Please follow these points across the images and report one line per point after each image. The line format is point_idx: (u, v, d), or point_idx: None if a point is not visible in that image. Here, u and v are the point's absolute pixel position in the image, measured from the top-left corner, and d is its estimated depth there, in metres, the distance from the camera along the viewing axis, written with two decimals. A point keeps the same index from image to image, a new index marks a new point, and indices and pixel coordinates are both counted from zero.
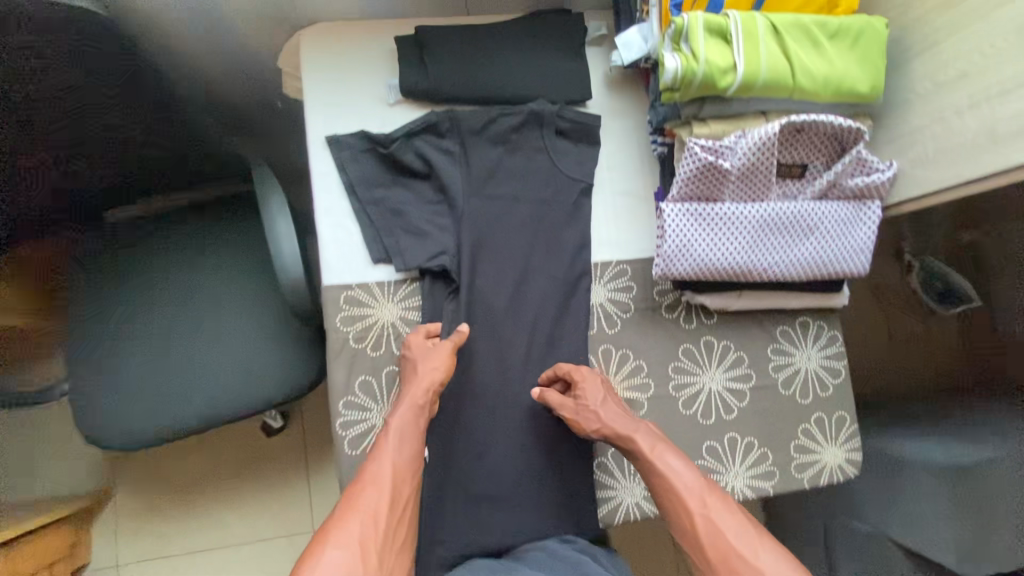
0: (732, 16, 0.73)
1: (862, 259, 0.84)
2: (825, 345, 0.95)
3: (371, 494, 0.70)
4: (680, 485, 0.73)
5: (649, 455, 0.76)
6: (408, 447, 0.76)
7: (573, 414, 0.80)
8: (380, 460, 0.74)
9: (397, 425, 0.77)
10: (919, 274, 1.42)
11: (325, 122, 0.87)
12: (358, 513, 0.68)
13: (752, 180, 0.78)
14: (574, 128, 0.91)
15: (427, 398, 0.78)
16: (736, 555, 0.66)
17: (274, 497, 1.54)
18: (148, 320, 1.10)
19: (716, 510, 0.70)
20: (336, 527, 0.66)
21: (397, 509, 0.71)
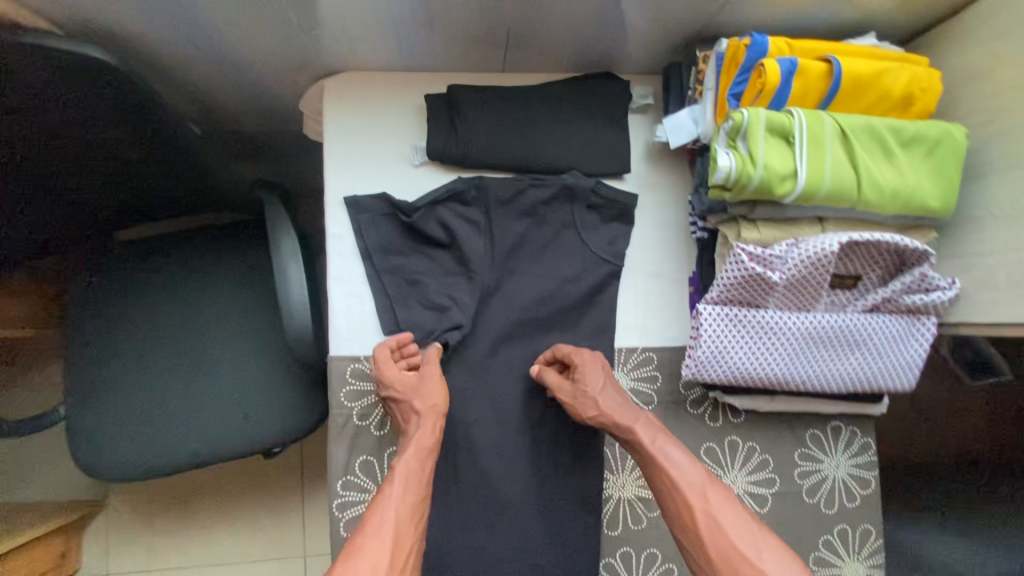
0: (798, 117, 0.66)
1: (910, 375, 0.78)
2: (856, 452, 0.89)
3: (373, 548, 0.60)
4: (680, 478, 0.66)
5: (649, 448, 0.70)
6: (412, 493, 0.68)
7: (570, 398, 0.77)
8: (382, 509, 0.64)
9: (401, 468, 0.69)
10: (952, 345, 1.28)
11: (345, 181, 0.83)
12: (359, 570, 0.58)
13: (801, 291, 0.71)
14: (607, 204, 0.85)
15: (430, 437, 0.73)
16: (738, 556, 0.60)
17: (270, 523, 1.48)
18: (148, 352, 1.05)
19: (717, 505, 0.64)
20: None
21: (402, 562, 0.61)
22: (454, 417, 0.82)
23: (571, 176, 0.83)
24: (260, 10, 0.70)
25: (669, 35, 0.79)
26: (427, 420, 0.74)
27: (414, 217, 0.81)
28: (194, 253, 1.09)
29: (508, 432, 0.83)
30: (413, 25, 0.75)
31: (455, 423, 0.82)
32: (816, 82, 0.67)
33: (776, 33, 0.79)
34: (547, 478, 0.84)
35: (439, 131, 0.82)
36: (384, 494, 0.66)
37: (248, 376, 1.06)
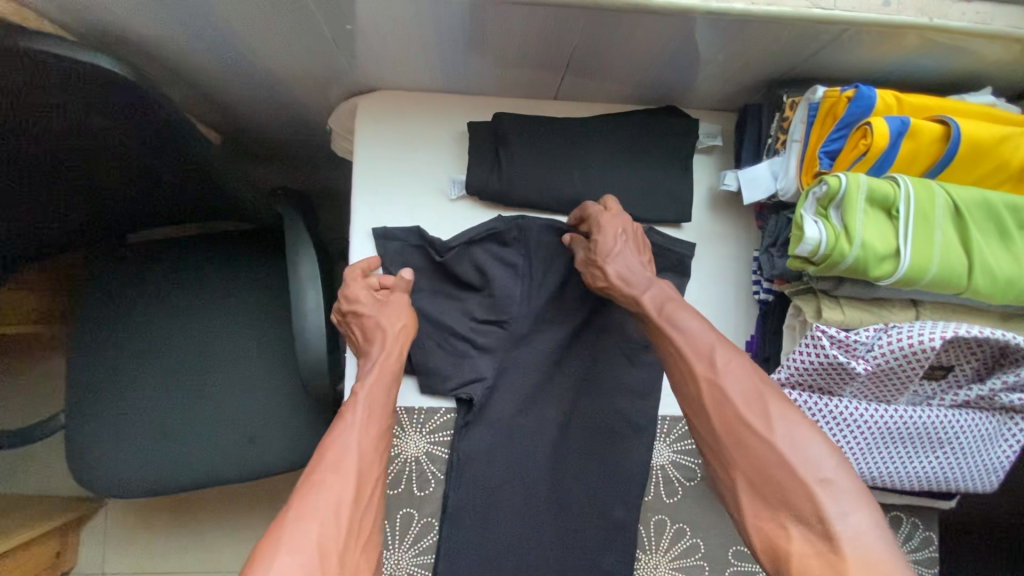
0: (905, 188, 0.57)
1: (992, 478, 0.69)
2: (916, 547, 0.80)
3: (334, 482, 0.56)
4: (686, 347, 0.59)
5: (657, 317, 0.63)
6: (375, 424, 0.63)
7: (584, 265, 0.70)
8: (344, 439, 0.60)
9: (365, 393, 0.64)
10: None
11: (374, 211, 0.75)
12: (318, 504, 0.54)
13: (883, 382, 0.63)
14: (660, 256, 0.76)
15: (391, 365, 0.67)
16: (744, 425, 0.53)
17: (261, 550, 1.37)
18: (153, 369, 0.99)
19: (722, 370, 0.57)
20: (290, 522, 0.52)
21: (364, 496, 0.58)
22: (476, 480, 0.74)
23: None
24: (293, 22, 0.61)
25: (749, 72, 0.70)
26: (394, 343, 0.69)
27: (446, 256, 0.73)
28: (210, 267, 1.03)
29: (533, 499, 0.76)
30: (464, 45, 0.66)
31: (477, 486, 0.75)
32: (928, 146, 0.58)
33: (872, 79, 0.69)
34: (572, 552, 0.76)
35: (482, 162, 0.74)
36: (345, 424, 0.62)
37: (255, 399, 1.00)
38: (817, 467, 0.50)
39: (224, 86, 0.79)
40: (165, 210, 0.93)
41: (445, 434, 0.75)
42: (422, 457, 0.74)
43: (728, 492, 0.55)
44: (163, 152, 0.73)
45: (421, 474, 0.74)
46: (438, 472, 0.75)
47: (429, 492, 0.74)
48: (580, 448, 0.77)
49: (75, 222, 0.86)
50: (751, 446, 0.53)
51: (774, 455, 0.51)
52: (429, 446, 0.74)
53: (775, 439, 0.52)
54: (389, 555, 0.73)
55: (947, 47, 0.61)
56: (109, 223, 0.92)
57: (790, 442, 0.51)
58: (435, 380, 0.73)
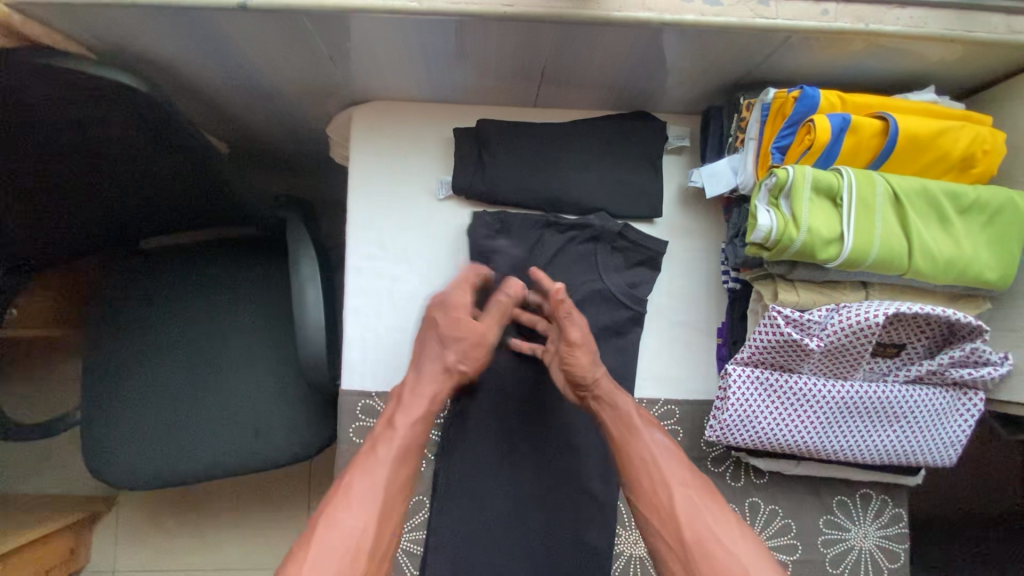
0: (848, 178, 0.62)
1: (951, 452, 0.73)
2: (886, 524, 0.84)
3: (360, 509, 0.60)
4: (662, 462, 0.67)
5: (632, 425, 0.71)
6: (416, 443, 0.68)
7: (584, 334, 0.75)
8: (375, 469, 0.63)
9: (402, 428, 0.67)
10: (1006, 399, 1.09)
11: (367, 211, 0.81)
12: (340, 533, 0.58)
13: (838, 359, 0.68)
14: (633, 249, 0.81)
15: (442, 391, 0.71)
16: (712, 538, 0.61)
17: (261, 546, 1.40)
18: (163, 366, 1.05)
19: (689, 488, 0.66)
20: (317, 546, 0.57)
21: (387, 529, 0.61)
22: (464, 460, 0.79)
23: (598, 218, 0.80)
24: (291, 42, 0.68)
25: (710, 77, 0.75)
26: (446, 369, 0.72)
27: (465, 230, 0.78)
28: (218, 269, 1.09)
29: (519, 480, 0.80)
30: (445, 57, 0.72)
31: (465, 465, 0.79)
32: (869, 139, 0.64)
33: (824, 80, 0.75)
34: (556, 529, 0.80)
35: (466, 165, 0.80)
36: (383, 445, 0.65)
37: (260, 393, 1.06)
38: None
39: (229, 98, 0.86)
40: (173, 217, 1.00)
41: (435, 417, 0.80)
42: None
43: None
44: (171, 163, 0.80)
45: None
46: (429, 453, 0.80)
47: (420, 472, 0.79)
48: (562, 430, 0.82)
49: (92, 228, 0.92)
50: (719, 559, 0.60)
51: (737, 567, 0.59)
52: None
53: (738, 552, 0.60)
54: None
55: (887, 49, 0.66)
56: (124, 229, 0.98)
57: (750, 554, 0.60)
58: None
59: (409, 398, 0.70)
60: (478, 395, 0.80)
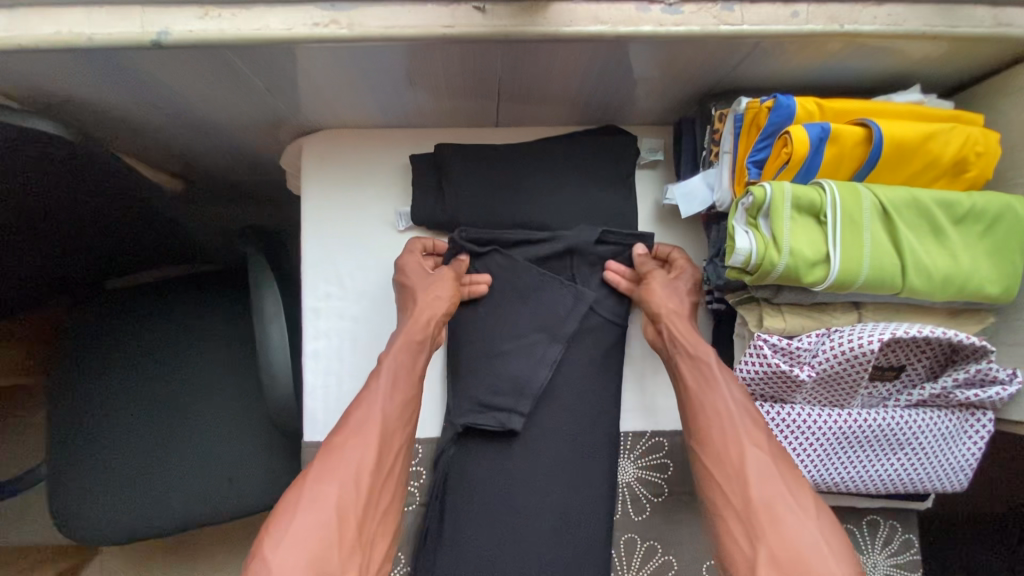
0: (830, 192, 0.57)
1: (962, 476, 0.68)
2: (897, 552, 0.78)
3: (354, 448, 0.59)
4: (732, 411, 0.61)
5: (704, 369, 0.64)
6: (402, 388, 0.64)
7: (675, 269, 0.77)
8: (367, 406, 0.62)
9: (387, 365, 0.65)
10: None
11: (323, 248, 0.76)
12: (337, 469, 0.57)
13: (832, 387, 0.62)
14: (611, 256, 0.77)
15: (430, 336, 0.68)
16: (782, 503, 0.55)
17: None
18: (125, 417, 0.99)
19: (763, 451, 0.58)
20: (312, 483, 0.57)
21: (382, 479, 0.60)
22: (439, 511, 0.74)
23: (570, 239, 0.75)
24: (222, 75, 0.63)
25: (680, 86, 0.70)
26: (425, 315, 0.68)
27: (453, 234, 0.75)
28: (182, 312, 1.04)
29: None
30: (393, 82, 0.67)
31: (441, 516, 0.74)
32: (852, 149, 0.59)
33: (801, 84, 0.70)
34: None
35: (426, 194, 0.75)
36: (369, 393, 0.63)
37: (232, 438, 1.00)
38: (841, 556, 0.52)
39: (170, 135, 0.80)
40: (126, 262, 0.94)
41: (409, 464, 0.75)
42: None
43: (742, 563, 0.55)
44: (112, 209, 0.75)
45: None
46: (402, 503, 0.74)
47: None
48: None
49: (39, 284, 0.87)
50: (788, 525, 0.54)
51: (807, 535, 0.53)
52: None
53: (806, 520, 0.54)
54: None
55: (867, 50, 0.61)
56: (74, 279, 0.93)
57: (817, 520, 0.54)
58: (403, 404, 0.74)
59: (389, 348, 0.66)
60: (453, 438, 0.74)
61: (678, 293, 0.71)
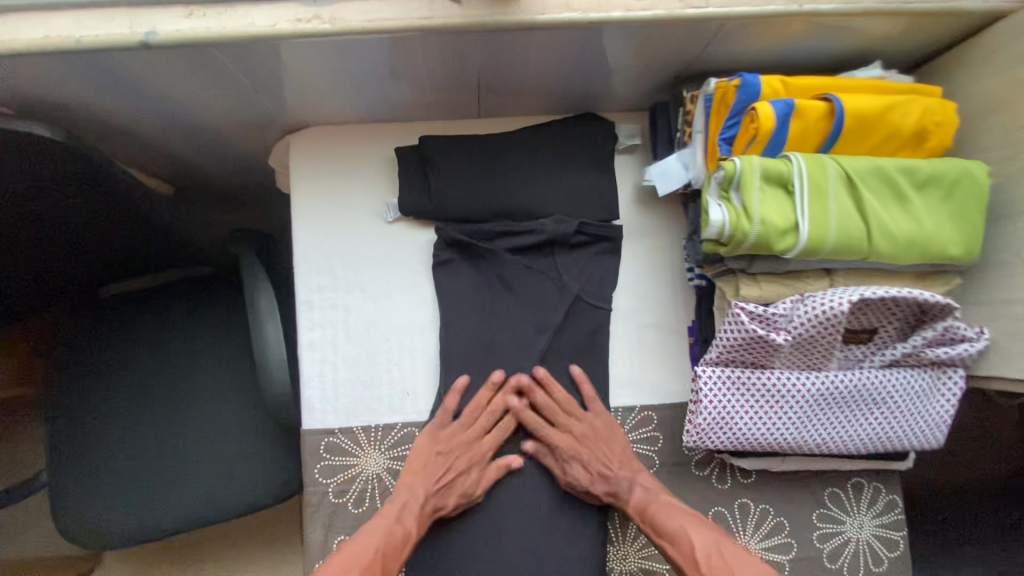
0: (797, 164, 0.60)
1: (936, 433, 0.71)
2: (882, 512, 0.81)
3: (379, 525, 0.67)
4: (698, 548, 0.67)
5: (650, 513, 0.71)
6: (438, 496, 0.72)
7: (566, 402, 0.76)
8: (407, 495, 0.71)
9: (438, 468, 0.73)
10: None
11: (313, 242, 0.77)
12: (366, 538, 0.65)
13: (809, 351, 0.65)
14: (591, 239, 0.80)
15: (480, 454, 0.74)
16: None
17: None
18: (126, 418, 1.01)
19: (729, 562, 0.65)
20: (344, 549, 0.65)
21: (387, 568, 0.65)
22: None
23: (552, 223, 0.77)
24: (210, 74, 0.65)
25: (653, 71, 0.73)
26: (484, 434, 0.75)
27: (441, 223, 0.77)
28: (177, 314, 1.05)
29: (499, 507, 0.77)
30: (376, 77, 0.70)
31: None
32: (816, 122, 0.62)
33: (769, 64, 0.72)
34: None
35: (412, 185, 0.77)
36: (413, 487, 0.71)
37: (232, 435, 1.02)
38: None
39: (158, 138, 0.82)
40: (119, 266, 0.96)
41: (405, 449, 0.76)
42: (383, 473, 0.75)
43: None
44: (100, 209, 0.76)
45: (385, 491, 0.75)
46: None
47: None
48: None
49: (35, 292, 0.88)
50: None
51: None
52: (389, 461, 0.75)
53: None
54: None
55: (827, 28, 0.64)
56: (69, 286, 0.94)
57: None
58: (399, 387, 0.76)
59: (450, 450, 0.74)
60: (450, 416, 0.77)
61: (602, 440, 0.76)
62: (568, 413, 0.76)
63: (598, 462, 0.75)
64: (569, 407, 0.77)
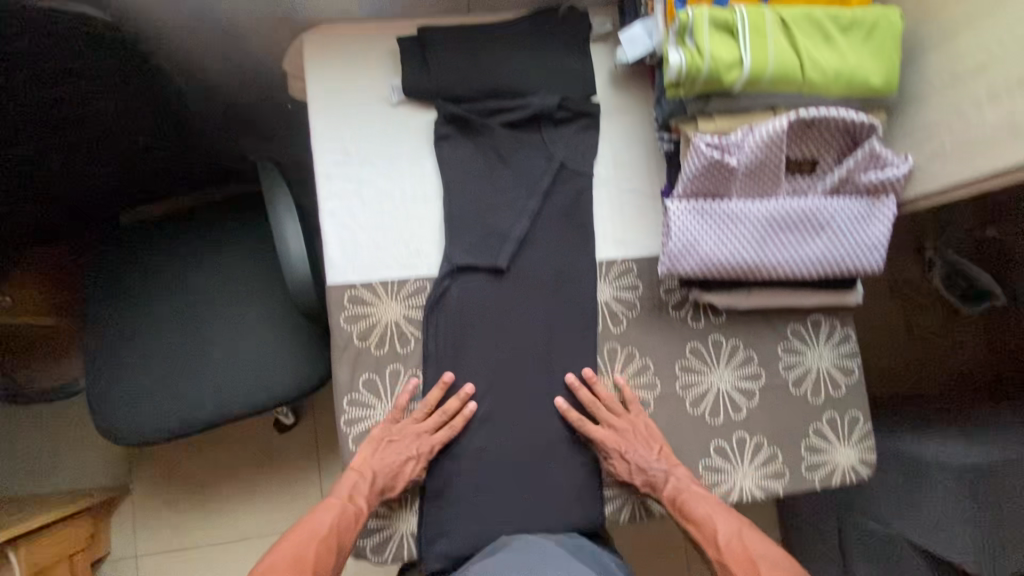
0: (739, 12, 0.72)
1: (875, 256, 0.82)
2: (838, 344, 0.92)
3: (328, 508, 0.78)
4: (720, 532, 0.80)
5: (674, 504, 0.82)
6: (380, 481, 0.80)
7: (604, 400, 0.87)
8: (353, 481, 0.80)
9: (382, 455, 0.81)
10: (940, 271, 1.57)
11: (327, 122, 0.87)
12: (313, 522, 0.76)
13: (760, 176, 0.77)
14: (573, 115, 0.90)
15: (418, 447, 0.82)
16: None
17: (274, 484, 1.55)
18: (163, 316, 1.13)
19: (739, 538, 0.79)
20: (300, 531, 0.76)
21: (337, 546, 0.76)
22: (448, 336, 0.86)
23: (538, 99, 0.88)
24: None
25: None
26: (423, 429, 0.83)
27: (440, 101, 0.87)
28: (202, 228, 1.17)
29: (502, 350, 0.87)
30: None
31: (449, 339, 0.86)
32: None
33: None
34: (545, 388, 0.87)
35: (414, 68, 0.87)
36: (357, 475, 0.80)
37: (259, 331, 1.13)
38: None
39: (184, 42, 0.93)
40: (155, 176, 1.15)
41: (417, 300, 0.86)
42: (400, 320, 0.86)
43: None
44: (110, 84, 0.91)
45: (402, 335, 0.86)
46: (415, 332, 0.86)
47: (410, 349, 0.86)
48: (532, 299, 0.88)
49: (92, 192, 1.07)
50: None
51: None
52: (405, 309, 0.86)
53: None
54: (384, 406, 0.85)
55: None
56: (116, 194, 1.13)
57: None
58: (411, 245, 0.87)
59: (392, 442, 0.82)
60: (449, 271, 0.86)
61: (637, 432, 0.85)
62: (610, 413, 0.86)
63: (637, 453, 0.84)
64: (609, 407, 0.87)
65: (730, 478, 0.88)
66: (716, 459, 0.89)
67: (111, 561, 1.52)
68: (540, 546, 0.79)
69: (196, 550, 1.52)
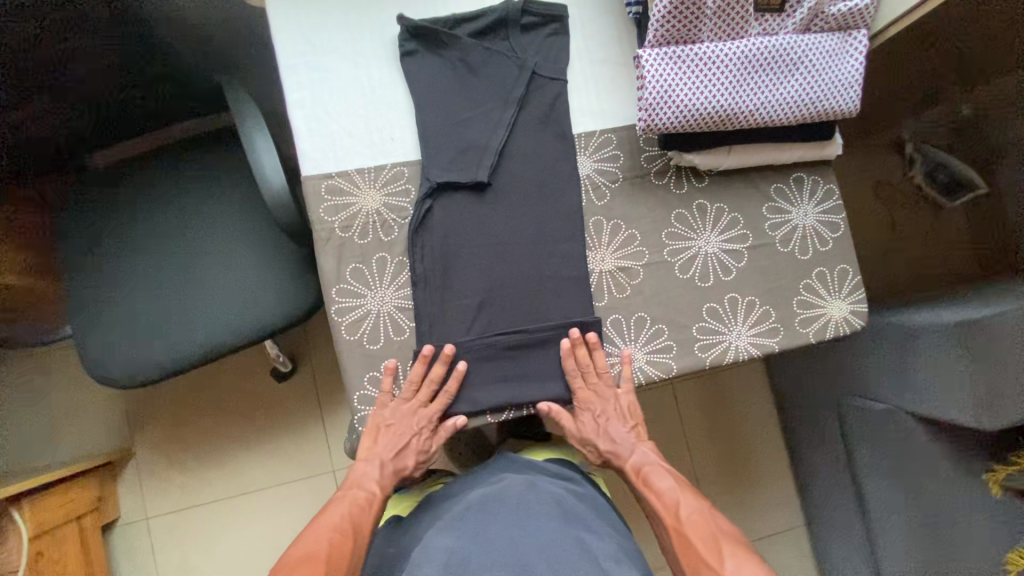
0: None
1: (853, 93, 0.81)
2: (822, 200, 0.92)
3: (345, 496, 0.87)
4: (665, 508, 0.87)
5: (636, 478, 0.92)
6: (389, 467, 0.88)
7: (598, 369, 0.87)
8: (365, 471, 0.88)
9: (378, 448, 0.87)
10: (921, 167, 1.49)
11: (284, 9, 0.84)
12: (337, 507, 0.85)
13: (728, 14, 0.78)
14: (541, 20, 0.88)
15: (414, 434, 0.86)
16: (704, 565, 0.78)
17: (278, 437, 1.47)
18: (147, 249, 1.12)
19: (688, 523, 0.84)
20: (324, 515, 0.84)
21: (361, 523, 0.84)
22: (433, 220, 0.85)
23: (502, 4, 0.87)
24: None
25: None
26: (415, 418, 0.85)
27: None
28: (172, 158, 1.13)
29: (490, 229, 0.86)
30: None
31: (432, 223, 0.85)
32: None
33: None
34: (535, 264, 0.86)
35: None
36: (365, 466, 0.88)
37: (242, 254, 1.11)
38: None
39: None
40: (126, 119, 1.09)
41: (399, 186, 0.85)
42: (381, 208, 0.85)
43: None
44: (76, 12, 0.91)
45: (384, 223, 0.85)
46: (398, 218, 0.85)
47: (395, 237, 0.85)
48: (511, 177, 0.87)
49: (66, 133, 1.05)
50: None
51: None
52: (384, 197, 0.85)
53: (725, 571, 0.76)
54: (375, 294, 0.84)
55: None
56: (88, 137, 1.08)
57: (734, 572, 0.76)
58: (386, 132, 0.86)
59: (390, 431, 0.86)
60: (430, 189, 0.84)
61: (612, 394, 0.89)
62: (599, 379, 0.87)
63: (608, 420, 0.92)
64: (602, 376, 0.87)
65: (725, 338, 0.88)
66: (710, 322, 0.88)
67: (124, 524, 1.44)
68: (548, 479, 0.94)
69: (206, 511, 1.44)
